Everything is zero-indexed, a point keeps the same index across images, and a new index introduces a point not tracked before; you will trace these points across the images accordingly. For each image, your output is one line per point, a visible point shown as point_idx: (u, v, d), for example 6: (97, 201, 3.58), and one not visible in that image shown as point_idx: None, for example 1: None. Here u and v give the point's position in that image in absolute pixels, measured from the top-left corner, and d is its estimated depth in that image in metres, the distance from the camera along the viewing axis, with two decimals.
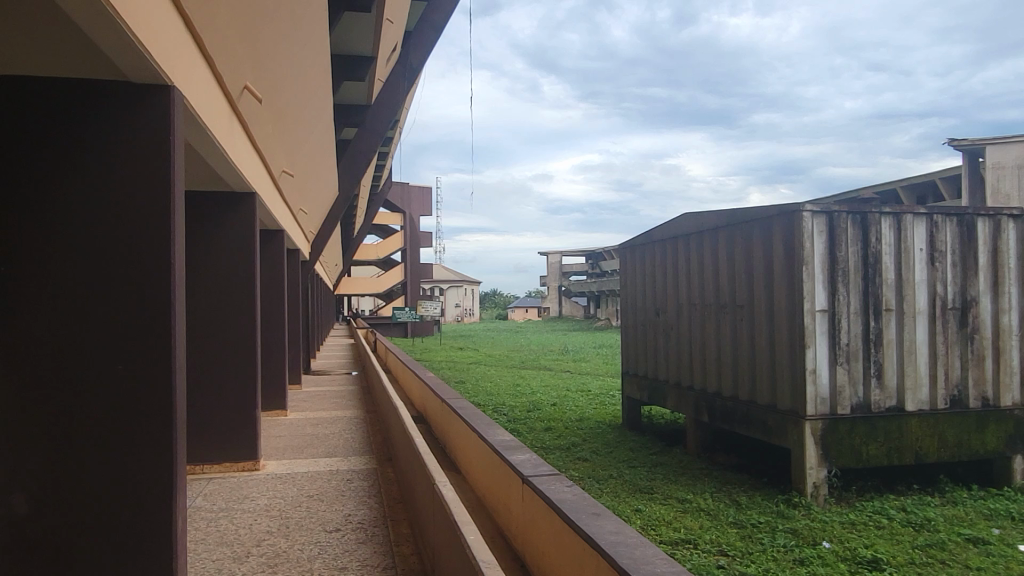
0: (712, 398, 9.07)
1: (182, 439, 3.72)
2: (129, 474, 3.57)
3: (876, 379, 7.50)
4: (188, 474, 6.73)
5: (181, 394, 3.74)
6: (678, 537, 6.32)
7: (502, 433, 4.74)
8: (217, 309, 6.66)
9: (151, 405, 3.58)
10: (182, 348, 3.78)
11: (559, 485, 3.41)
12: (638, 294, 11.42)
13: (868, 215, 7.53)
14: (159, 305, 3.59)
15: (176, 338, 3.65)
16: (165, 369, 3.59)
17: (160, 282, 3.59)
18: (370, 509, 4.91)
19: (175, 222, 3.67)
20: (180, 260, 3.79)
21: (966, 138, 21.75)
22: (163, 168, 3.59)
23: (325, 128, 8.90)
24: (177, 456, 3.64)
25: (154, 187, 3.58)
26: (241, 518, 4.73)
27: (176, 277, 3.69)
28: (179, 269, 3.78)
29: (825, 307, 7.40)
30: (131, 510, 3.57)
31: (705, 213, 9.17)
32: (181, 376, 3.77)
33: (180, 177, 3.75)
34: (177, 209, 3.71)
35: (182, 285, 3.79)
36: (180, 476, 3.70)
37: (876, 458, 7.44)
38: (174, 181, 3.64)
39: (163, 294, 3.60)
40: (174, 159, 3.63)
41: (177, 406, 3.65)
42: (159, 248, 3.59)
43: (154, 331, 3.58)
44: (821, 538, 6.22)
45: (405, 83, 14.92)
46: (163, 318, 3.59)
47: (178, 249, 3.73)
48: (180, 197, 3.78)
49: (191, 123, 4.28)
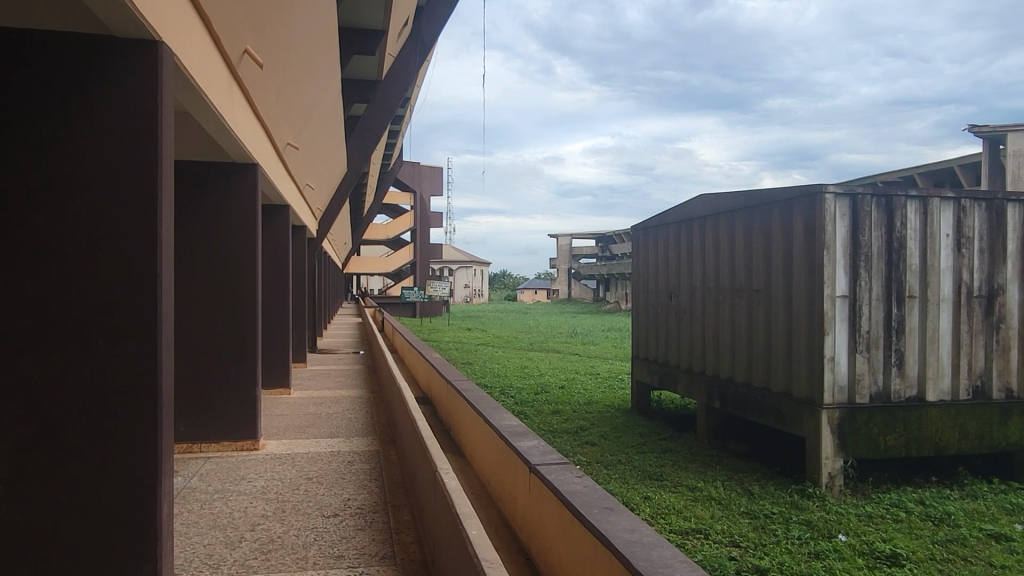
0: (724, 384, 8.86)
1: (168, 419, 3.53)
2: (112, 456, 3.39)
3: (897, 368, 7.25)
4: (186, 453, 6.55)
5: (168, 373, 3.55)
6: (687, 526, 6.13)
7: (508, 417, 4.55)
8: (217, 283, 6.48)
9: (136, 384, 3.40)
10: (171, 323, 3.59)
11: (568, 475, 3.20)
12: (650, 278, 11.19)
13: (893, 199, 7.25)
14: (145, 278, 3.40)
15: (163, 312, 3.46)
16: (150, 346, 3.40)
17: (146, 252, 3.39)
18: (370, 494, 4.73)
19: (163, 188, 3.47)
20: (169, 229, 3.59)
21: (986, 124, 21.32)
22: (152, 129, 3.38)
23: (332, 101, 8.67)
24: (163, 437, 3.46)
25: (141, 151, 3.38)
26: (236, 500, 4.56)
27: (165, 248, 3.49)
28: (168, 238, 3.58)
29: (845, 293, 7.14)
30: (114, 492, 3.39)
31: (722, 195, 8.91)
32: (169, 354, 3.58)
33: (169, 140, 3.54)
34: (166, 175, 3.50)
35: (170, 257, 3.59)
36: (167, 459, 3.52)
37: (894, 450, 7.22)
38: (163, 144, 3.44)
39: (149, 265, 3.40)
40: (163, 121, 3.42)
41: (163, 384, 3.46)
42: (146, 216, 3.39)
43: (139, 305, 3.39)
44: (837, 531, 6.01)
45: (416, 59, 14.66)
46: (150, 290, 3.40)
47: (166, 218, 3.53)
48: (170, 163, 3.57)
49: (184, 85, 4.06)
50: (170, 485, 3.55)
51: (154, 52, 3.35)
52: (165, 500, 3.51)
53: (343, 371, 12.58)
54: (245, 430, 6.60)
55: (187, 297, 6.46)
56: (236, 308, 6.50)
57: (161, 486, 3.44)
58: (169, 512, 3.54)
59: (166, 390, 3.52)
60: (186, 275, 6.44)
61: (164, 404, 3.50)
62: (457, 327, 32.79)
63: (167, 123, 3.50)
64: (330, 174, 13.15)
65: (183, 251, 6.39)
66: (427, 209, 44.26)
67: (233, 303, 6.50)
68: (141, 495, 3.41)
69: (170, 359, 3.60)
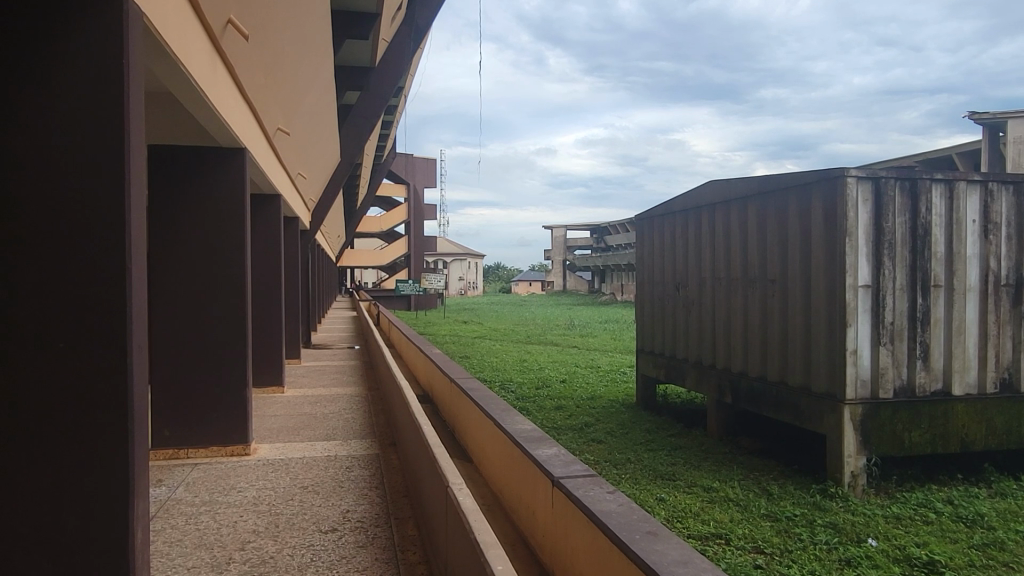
0: (736, 378, 8.51)
1: (140, 433, 3.14)
2: (76, 477, 2.99)
3: (922, 361, 6.90)
4: (172, 459, 6.15)
5: (140, 381, 3.17)
6: (707, 531, 5.78)
7: (522, 420, 4.17)
8: (201, 278, 6.05)
9: (103, 395, 3.01)
10: (144, 323, 3.20)
11: (597, 490, 2.83)
12: (656, 268, 10.82)
13: (917, 182, 6.89)
14: (113, 275, 3.00)
15: (134, 313, 3.07)
16: (119, 350, 3.01)
17: (114, 243, 3.00)
18: (371, 505, 4.35)
19: (132, 169, 3.07)
20: (141, 215, 3.19)
21: (987, 110, 21.06)
22: (115, 102, 2.98)
23: (324, 84, 8.24)
24: (135, 453, 3.07)
25: (104, 127, 2.97)
26: (225, 513, 4.17)
27: (135, 236, 3.10)
28: (141, 226, 3.19)
29: (868, 282, 6.78)
30: (78, 518, 3.00)
31: (733, 181, 8.54)
32: (142, 358, 3.20)
33: (139, 115, 3.15)
34: (136, 155, 3.11)
35: (143, 247, 3.20)
36: (142, 476, 3.15)
37: (919, 446, 6.88)
38: (131, 119, 3.04)
39: (116, 255, 3.00)
40: (130, 92, 3.02)
41: (134, 394, 3.07)
42: (113, 201, 3.00)
43: (105, 303, 3.00)
44: (867, 535, 5.65)
45: (410, 45, 14.19)
46: (117, 287, 3.01)
47: (136, 204, 3.13)
48: (140, 141, 3.17)
49: (159, 54, 3.66)
50: (144, 506, 3.18)
51: (117, 8, 2.93)
52: (140, 521, 3.15)
53: (338, 367, 12.18)
54: (236, 434, 6.23)
55: (169, 292, 6.03)
56: (224, 304, 6.09)
57: (136, 508, 3.07)
58: (144, 537, 3.17)
59: (138, 399, 3.14)
60: (167, 269, 6.00)
61: (137, 416, 3.12)
62: (456, 322, 31.03)
63: (136, 94, 3.10)
64: (324, 162, 12.69)
65: (164, 243, 5.96)
66: (421, 201, 43.71)
67: (219, 299, 6.09)
68: (111, 520, 3.02)
69: (144, 363, 3.21)
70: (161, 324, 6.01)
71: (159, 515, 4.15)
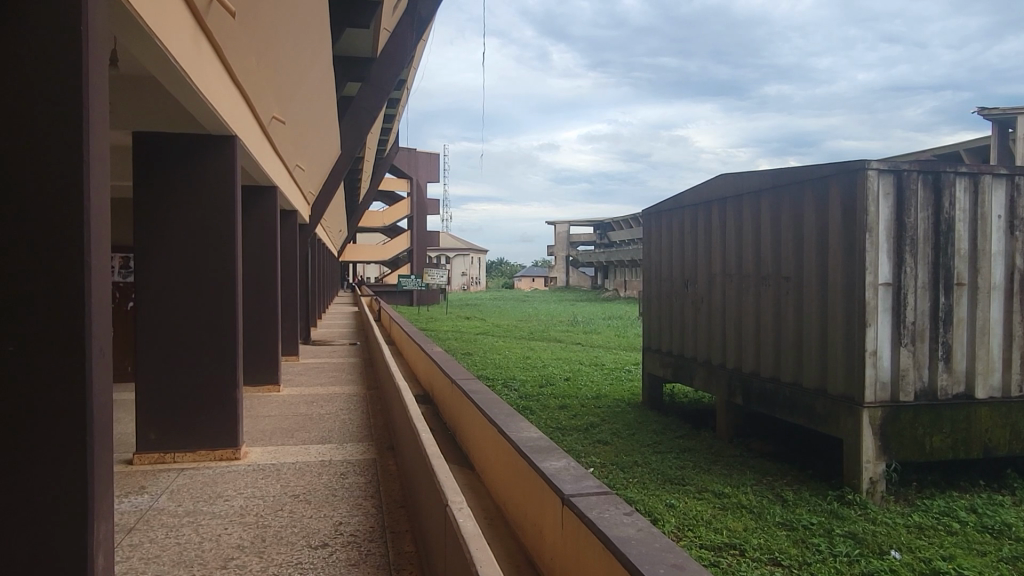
0: (748, 378, 8.22)
1: (101, 439, 2.90)
2: (29, 488, 2.75)
3: (944, 362, 6.61)
4: (159, 463, 5.89)
5: (102, 384, 2.95)
6: (720, 541, 5.49)
7: (527, 427, 3.89)
8: (188, 272, 5.77)
9: (59, 399, 2.77)
10: (105, 322, 2.99)
11: (613, 511, 2.54)
12: (664, 264, 10.52)
13: (940, 176, 6.59)
14: (71, 270, 2.80)
15: (93, 311, 2.86)
16: (76, 351, 2.80)
17: (71, 235, 2.79)
18: (366, 517, 4.06)
19: (92, 154, 2.85)
20: (103, 200, 2.98)
21: (996, 106, 20.71)
22: (73, 72, 2.74)
23: (321, 71, 7.97)
24: (95, 462, 2.84)
25: (61, 108, 2.75)
26: (209, 526, 3.90)
27: (95, 226, 2.89)
28: (103, 216, 2.98)
29: (889, 280, 6.48)
30: (31, 533, 2.75)
31: (745, 174, 8.24)
32: (104, 359, 2.98)
33: (100, 93, 2.92)
34: (96, 137, 2.89)
35: (105, 238, 3.00)
36: (104, 496, 2.92)
37: (941, 452, 6.58)
38: (90, 92, 2.81)
39: (74, 245, 2.80)
40: (90, 70, 2.80)
41: (94, 397, 2.85)
42: (71, 189, 2.78)
43: (62, 300, 2.79)
44: (889, 546, 5.37)
45: (413, 36, 13.88)
46: (75, 283, 2.81)
47: (98, 188, 2.92)
48: (102, 124, 2.96)
49: (127, 20, 3.43)
50: (105, 530, 2.93)
51: None
52: (101, 547, 2.90)
53: (337, 365, 11.90)
54: (225, 437, 5.97)
55: (156, 285, 5.74)
56: (213, 298, 5.82)
57: (94, 534, 2.83)
58: (106, 564, 2.91)
59: (101, 404, 2.92)
60: (155, 260, 5.72)
61: (99, 424, 2.89)
62: (458, 321, 28.11)
63: (96, 66, 2.87)
64: (323, 154, 12.40)
65: (150, 236, 5.70)
66: (423, 196, 43.39)
67: (209, 293, 5.82)
68: (68, 546, 2.77)
69: (106, 364, 3.00)
70: (148, 319, 5.73)
71: (137, 527, 3.87)
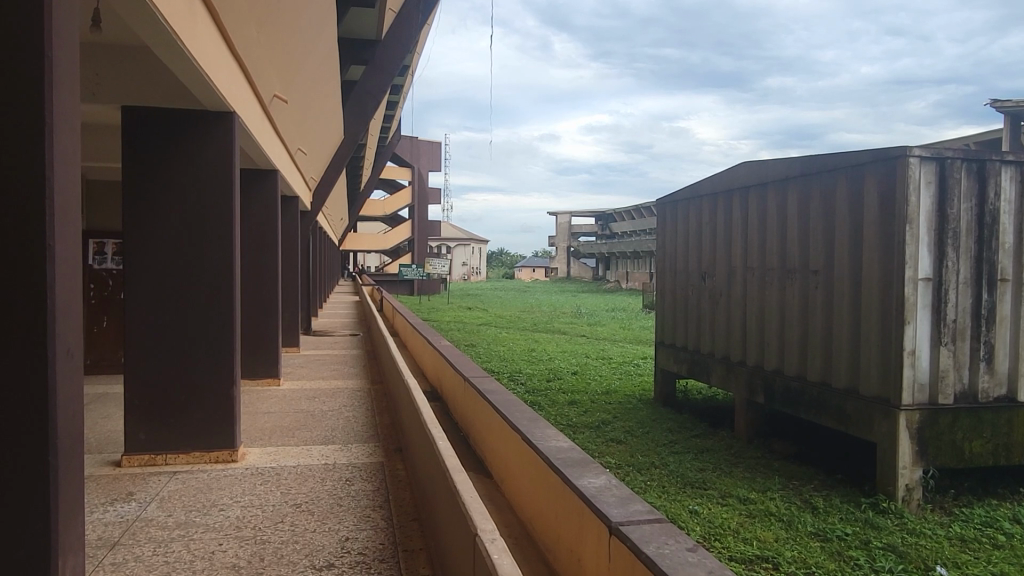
0: (770, 377, 7.83)
1: (67, 448, 2.56)
2: None
3: (986, 363, 6.23)
4: (149, 466, 5.47)
5: (71, 384, 2.60)
6: (751, 553, 5.10)
7: (555, 435, 3.50)
8: (182, 259, 5.38)
9: (15, 402, 2.43)
10: (73, 314, 2.64)
11: (674, 547, 2.16)
12: (679, 256, 10.12)
13: (985, 164, 6.20)
14: (31, 254, 2.45)
15: (56, 300, 2.51)
16: (34, 348, 2.45)
17: (32, 214, 2.44)
18: (375, 532, 3.69)
19: (57, 121, 2.48)
20: (73, 173, 2.62)
21: (1010, 100, 20.36)
22: (34, 13, 2.36)
23: (326, 48, 7.56)
24: (60, 476, 2.49)
25: (20, 67, 2.37)
26: (201, 541, 3.52)
27: (60, 203, 2.52)
28: (72, 193, 2.62)
29: (929, 275, 6.08)
30: None
31: (770, 161, 7.83)
32: (73, 357, 2.63)
33: (71, 50, 2.55)
34: (64, 102, 2.51)
35: (74, 217, 2.64)
36: (71, 526, 2.57)
37: (980, 457, 6.22)
38: (55, 40, 2.44)
39: (36, 223, 2.45)
40: (54, 22, 2.42)
41: (58, 401, 2.50)
42: (31, 160, 2.42)
43: (21, 286, 2.45)
44: (934, 562, 4.98)
45: (420, 17, 13.12)
46: (35, 266, 2.45)
47: (65, 157, 2.55)
48: (74, 87, 2.59)
49: None
50: (73, 559, 2.58)
51: None
52: None
53: (339, 357, 11.52)
54: (222, 438, 5.59)
55: (147, 272, 5.34)
56: (212, 289, 5.45)
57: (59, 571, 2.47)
58: None
59: (68, 407, 2.57)
60: (148, 244, 5.32)
61: (65, 431, 2.54)
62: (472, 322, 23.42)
63: (65, 16, 2.49)
64: (325, 139, 11.97)
65: (142, 219, 5.31)
66: (425, 185, 42.94)
67: (206, 282, 5.43)
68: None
69: (76, 364, 2.66)
70: (140, 308, 5.34)
71: (122, 542, 3.48)
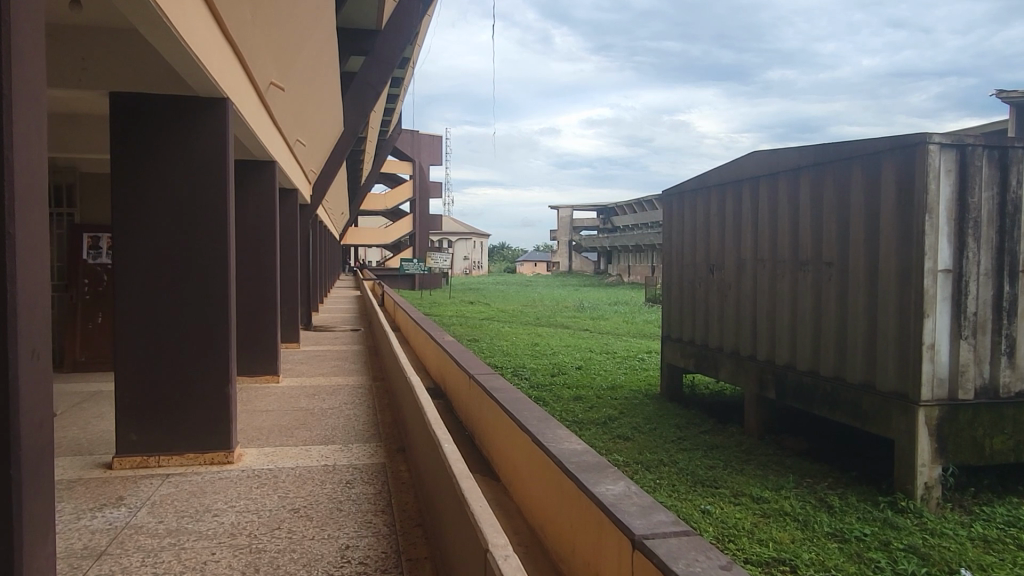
0: (781, 371, 7.63)
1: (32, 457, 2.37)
2: None
3: (1007, 358, 6.04)
4: (141, 468, 5.28)
5: (37, 390, 2.41)
6: (768, 555, 4.91)
7: (566, 436, 3.30)
8: (175, 253, 5.19)
9: None
10: (39, 314, 2.45)
11: (706, 565, 1.95)
12: (686, 248, 9.92)
13: (1007, 152, 5.99)
14: None
15: (18, 301, 2.32)
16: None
17: None
18: (376, 540, 3.49)
19: (19, 104, 2.28)
20: (39, 159, 2.42)
21: (1016, 89, 20.08)
22: None
23: (324, 34, 7.35)
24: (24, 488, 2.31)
25: None
26: (193, 551, 3.33)
27: (23, 194, 2.33)
28: (38, 184, 2.42)
29: (950, 266, 5.87)
30: None
31: (782, 150, 7.61)
32: (42, 361, 2.45)
33: (34, 25, 2.34)
34: (27, 82, 2.31)
35: (39, 209, 2.44)
36: (36, 542, 2.38)
37: (1001, 455, 6.03)
38: (17, 13, 2.23)
39: None
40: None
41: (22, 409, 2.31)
42: None
43: None
44: (958, 564, 4.79)
45: (420, 8, 12.81)
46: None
47: (26, 136, 2.34)
48: (39, 66, 2.39)
49: None
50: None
51: None
52: None
53: (340, 352, 11.33)
54: (218, 439, 5.39)
55: (138, 265, 5.15)
56: (206, 284, 5.26)
57: None
58: None
59: (34, 413, 2.39)
60: (139, 237, 5.13)
61: (30, 441, 2.36)
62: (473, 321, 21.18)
63: None
64: (325, 130, 11.76)
65: (132, 212, 5.11)
66: (426, 178, 42.75)
67: (199, 275, 5.24)
68: None
69: (44, 369, 2.47)
70: (131, 302, 5.15)
71: (109, 552, 3.30)
